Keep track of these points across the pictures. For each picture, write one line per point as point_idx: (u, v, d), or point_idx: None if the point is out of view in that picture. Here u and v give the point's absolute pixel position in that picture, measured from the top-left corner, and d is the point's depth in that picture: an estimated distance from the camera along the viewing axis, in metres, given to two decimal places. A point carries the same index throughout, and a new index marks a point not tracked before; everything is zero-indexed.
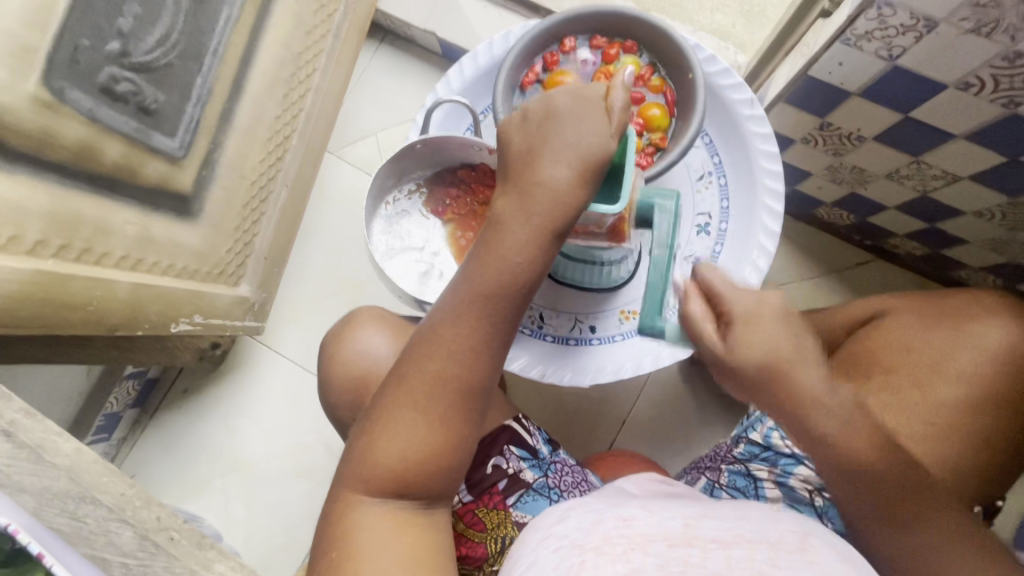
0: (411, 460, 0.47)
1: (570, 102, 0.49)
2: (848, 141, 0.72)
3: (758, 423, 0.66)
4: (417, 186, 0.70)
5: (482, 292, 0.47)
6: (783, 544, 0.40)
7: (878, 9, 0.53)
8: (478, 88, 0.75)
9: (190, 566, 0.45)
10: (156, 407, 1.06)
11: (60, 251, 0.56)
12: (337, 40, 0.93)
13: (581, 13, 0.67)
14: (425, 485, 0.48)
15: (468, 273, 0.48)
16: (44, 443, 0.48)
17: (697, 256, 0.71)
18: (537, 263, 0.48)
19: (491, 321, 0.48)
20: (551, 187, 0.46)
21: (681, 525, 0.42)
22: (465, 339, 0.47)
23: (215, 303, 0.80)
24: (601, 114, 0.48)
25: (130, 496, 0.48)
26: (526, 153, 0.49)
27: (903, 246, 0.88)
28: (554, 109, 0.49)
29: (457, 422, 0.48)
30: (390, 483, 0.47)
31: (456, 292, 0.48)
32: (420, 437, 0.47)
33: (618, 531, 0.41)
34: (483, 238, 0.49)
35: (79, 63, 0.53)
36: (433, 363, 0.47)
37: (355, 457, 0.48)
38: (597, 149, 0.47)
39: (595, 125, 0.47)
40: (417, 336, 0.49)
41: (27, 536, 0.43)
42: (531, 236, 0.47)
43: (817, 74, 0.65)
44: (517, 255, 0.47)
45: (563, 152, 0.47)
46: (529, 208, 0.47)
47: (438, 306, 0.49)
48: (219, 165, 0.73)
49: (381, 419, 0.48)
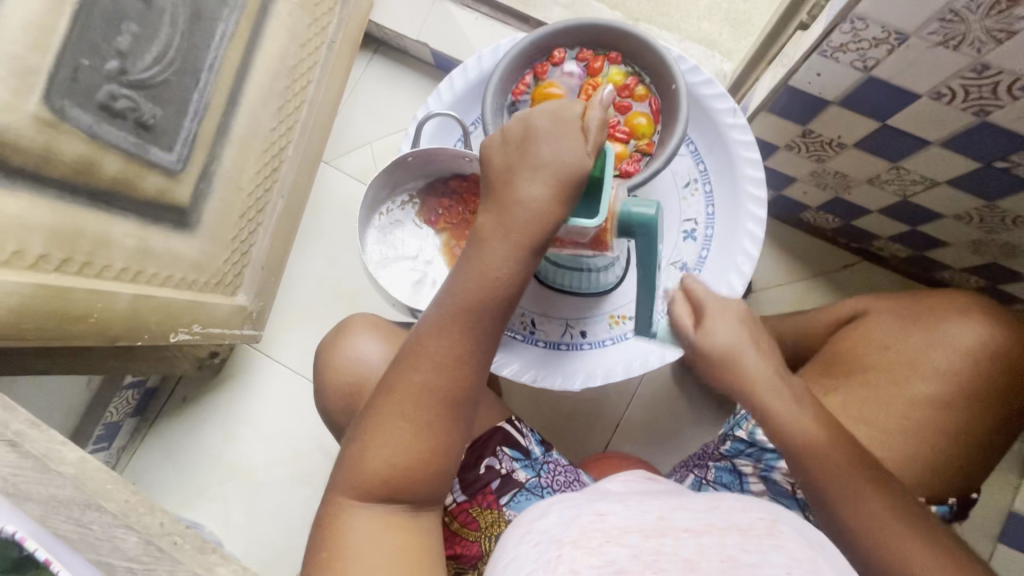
0: (398, 466, 0.49)
1: (547, 121, 0.50)
2: (829, 148, 0.74)
3: (744, 420, 0.66)
4: (410, 197, 0.71)
5: (465, 305, 0.49)
6: (750, 529, 0.42)
7: (851, 23, 0.55)
8: (468, 100, 0.76)
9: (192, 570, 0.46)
10: (155, 415, 1.07)
11: (61, 265, 0.57)
12: (331, 53, 0.95)
13: (568, 27, 0.69)
14: (414, 491, 0.50)
15: (451, 288, 0.50)
16: (49, 453, 0.51)
17: (684, 261, 0.73)
18: (516, 277, 0.50)
19: (474, 332, 0.49)
20: (529, 205, 0.49)
21: (655, 518, 0.44)
22: (450, 350, 0.49)
23: (213, 312, 0.82)
24: (578, 134, 0.49)
25: (134, 503, 0.50)
26: (507, 171, 0.51)
27: (887, 248, 0.90)
28: (532, 128, 0.50)
29: (444, 428, 0.49)
30: (379, 488, 0.49)
31: (439, 305, 0.50)
32: (407, 444, 0.49)
33: (594, 524, 0.43)
34: (465, 255, 0.51)
35: (78, 82, 0.55)
36: (419, 373, 0.49)
37: (346, 465, 0.50)
38: (571, 166, 0.48)
39: (571, 144, 0.49)
40: (405, 348, 0.51)
41: (32, 543, 0.42)
42: (510, 252, 0.49)
43: (797, 84, 0.67)
44: (497, 269, 0.49)
45: (539, 172, 0.49)
46: (507, 226, 0.49)
47: (422, 321, 0.51)
48: (216, 177, 0.74)
49: (370, 427, 0.49)
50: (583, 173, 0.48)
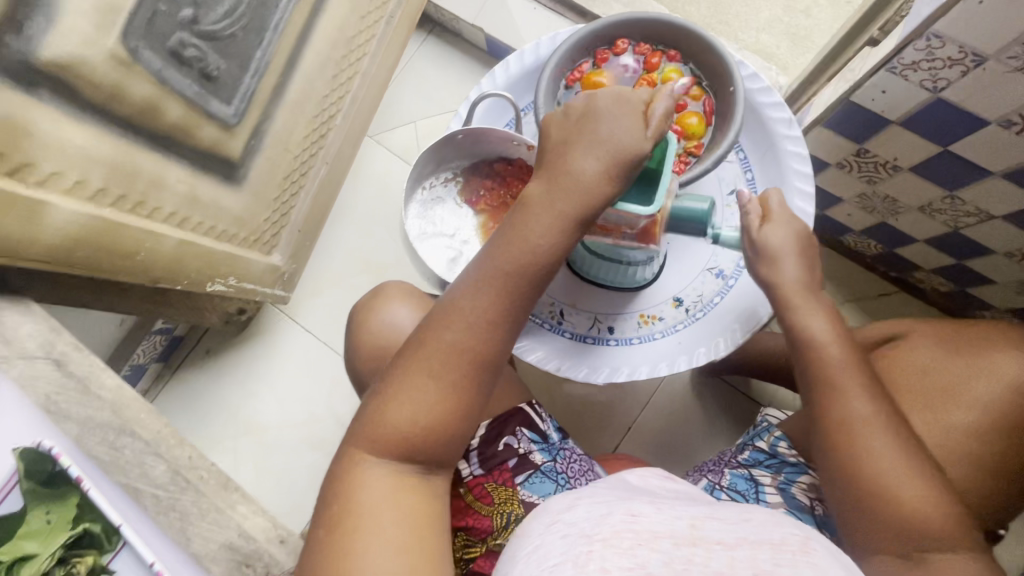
0: (420, 425, 0.49)
1: (611, 101, 0.51)
2: (883, 170, 0.73)
3: (764, 432, 0.67)
4: (453, 175, 0.72)
5: (505, 266, 0.49)
6: (786, 546, 0.43)
7: (927, 40, 0.53)
8: (521, 85, 0.76)
9: None
10: (179, 363, 1.09)
11: (117, 201, 0.59)
12: (388, 28, 0.96)
13: (629, 19, 0.69)
14: (433, 450, 0.50)
15: (491, 251, 0.50)
16: (90, 374, 0.56)
17: (721, 268, 0.72)
18: (556, 247, 0.50)
19: (511, 295, 0.50)
20: (578, 178, 0.49)
21: (688, 527, 0.46)
22: (484, 313, 0.50)
23: (249, 268, 0.83)
24: (642, 119, 0.50)
25: (166, 434, 0.57)
26: (562, 145, 0.51)
27: (928, 281, 0.88)
28: (595, 106, 0.51)
29: (469, 389, 0.50)
30: (400, 443, 0.49)
31: (480, 264, 0.51)
32: (430, 403, 0.49)
33: (627, 526, 0.44)
34: (508, 221, 0.51)
35: (153, 26, 0.56)
36: (450, 330, 0.50)
37: (367, 417, 0.51)
38: (632, 144, 0.49)
39: (634, 124, 0.49)
40: (438, 306, 0.51)
41: (66, 459, 0.51)
42: (554, 220, 0.49)
43: (859, 100, 0.64)
44: (540, 236, 0.49)
45: (595, 143, 0.49)
46: (555, 195, 0.49)
47: (457, 282, 0.52)
48: (266, 136, 0.76)
49: (395, 381, 0.50)
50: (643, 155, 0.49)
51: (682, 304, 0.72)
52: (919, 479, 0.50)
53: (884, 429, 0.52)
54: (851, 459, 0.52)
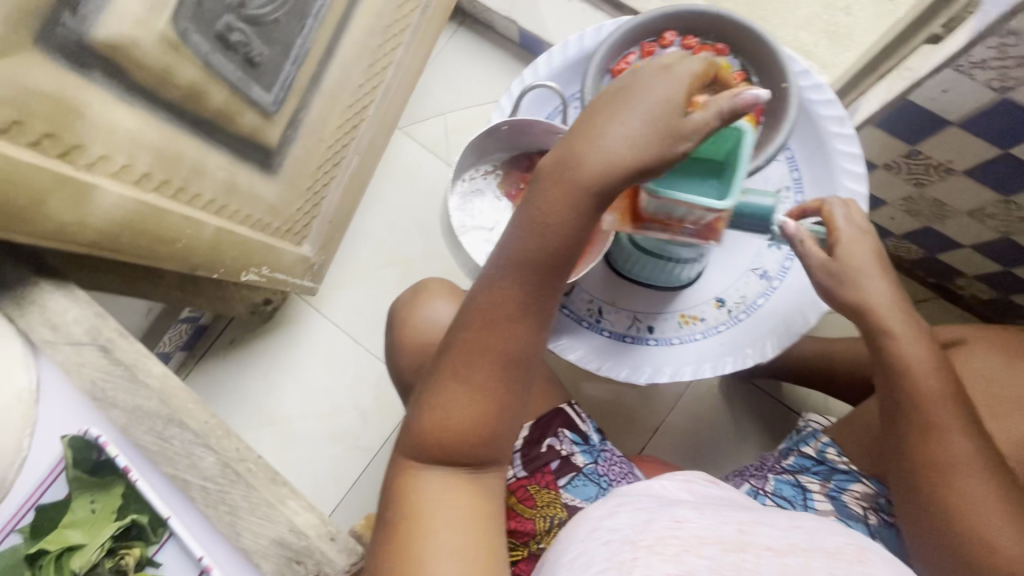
0: (456, 428, 0.48)
1: (654, 84, 0.43)
2: (934, 173, 0.71)
3: (811, 439, 0.67)
4: (494, 167, 0.71)
5: (524, 258, 0.46)
6: (843, 556, 0.43)
7: (1001, 37, 0.52)
8: (564, 77, 0.74)
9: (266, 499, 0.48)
10: (203, 352, 1.09)
11: (160, 186, 0.58)
12: (423, 18, 0.95)
13: (678, 11, 0.67)
14: (474, 451, 0.49)
15: (506, 244, 0.47)
16: (137, 362, 0.51)
17: (765, 268, 0.70)
18: (575, 228, 0.45)
19: (533, 285, 0.47)
20: (601, 154, 0.42)
21: (735, 531, 0.45)
22: (508, 310, 0.47)
23: (281, 259, 0.83)
24: (687, 90, 0.43)
25: (212, 425, 0.50)
26: (586, 125, 0.44)
27: (969, 287, 0.86)
28: (633, 87, 0.43)
29: (499, 387, 0.48)
30: (440, 449, 0.48)
31: (499, 256, 0.47)
32: (463, 404, 0.48)
33: (671, 532, 0.44)
34: (521, 208, 0.46)
35: (202, 8, 0.55)
36: (474, 329, 0.47)
37: (410, 425, 0.50)
38: (672, 117, 0.42)
39: (676, 93, 0.43)
40: (463, 306, 0.49)
41: (113, 448, 0.50)
42: (569, 202, 0.44)
43: (917, 99, 0.63)
44: (553, 220, 0.44)
45: (629, 114, 0.42)
46: (574, 174, 0.43)
47: (477, 281, 0.49)
48: (303, 124, 0.75)
49: (429, 385, 0.49)
50: (686, 132, 0.41)
51: (724, 304, 0.70)
52: (1014, 521, 0.50)
53: (982, 469, 0.51)
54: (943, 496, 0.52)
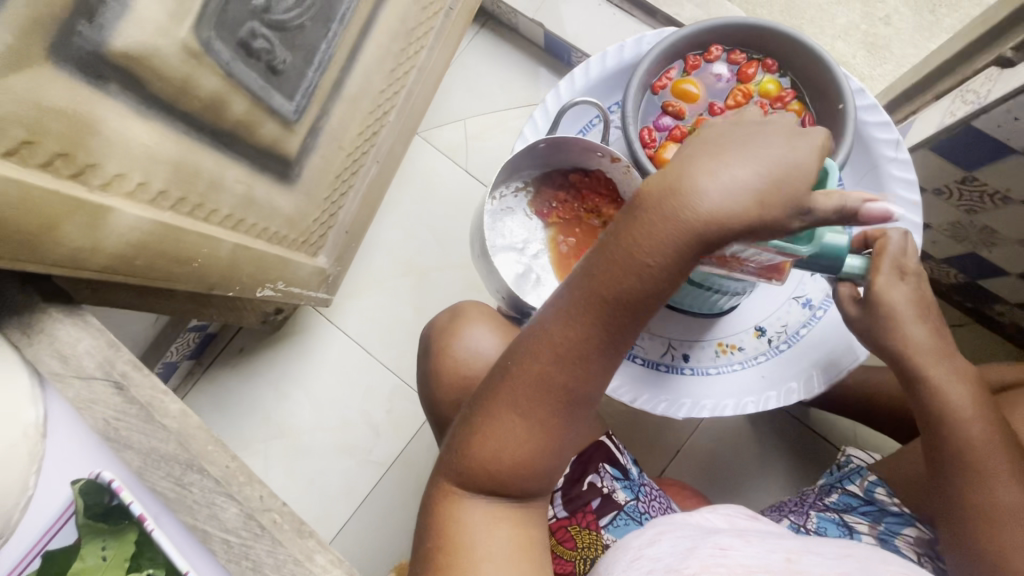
0: (508, 462, 0.46)
1: (781, 132, 0.41)
2: (988, 201, 0.67)
3: (857, 475, 0.64)
4: (524, 184, 0.67)
5: (604, 294, 0.42)
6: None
7: None
8: (601, 88, 0.70)
9: (294, 557, 0.43)
10: (210, 360, 1.05)
11: (177, 204, 0.54)
12: (447, 20, 0.91)
13: (727, 24, 0.64)
14: (521, 485, 0.47)
15: (587, 270, 0.43)
16: (153, 402, 0.47)
17: (808, 297, 0.67)
18: (670, 272, 0.41)
19: (611, 322, 0.43)
20: (706, 197, 0.38)
21: (783, 559, 0.43)
22: (577, 345, 0.44)
23: (296, 272, 0.79)
24: (814, 149, 0.40)
25: (234, 469, 0.45)
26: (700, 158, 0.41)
27: (1009, 315, 0.83)
28: (757, 131, 0.41)
29: (558, 423, 0.46)
30: (485, 478, 0.46)
31: (576, 283, 0.44)
32: (518, 439, 0.46)
33: (716, 560, 0.42)
34: (609, 233, 0.43)
35: (225, 14, 0.51)
36: (539, 362, 0.45)
37: (455, 446, 0.48)
38: (798, 178, 0.39)
39: (806, 151, 0.40)
40: (528, 329, 0.46)
41: (128, 494, 0.45)
42: (669, 242, 0.39)
43: (981, 125, 0.59)
44: (649, 257, 0.40)
45: (755, 162, 0.39)
46: (673, 214, 0.39)
47: (548, 303, 0.45)
48: (323, 133, 0.71)
49: (483, 411, 0.47)
50: (807, 199, 0.39)
51: (764, 334, 0.67)
52: None
53: None
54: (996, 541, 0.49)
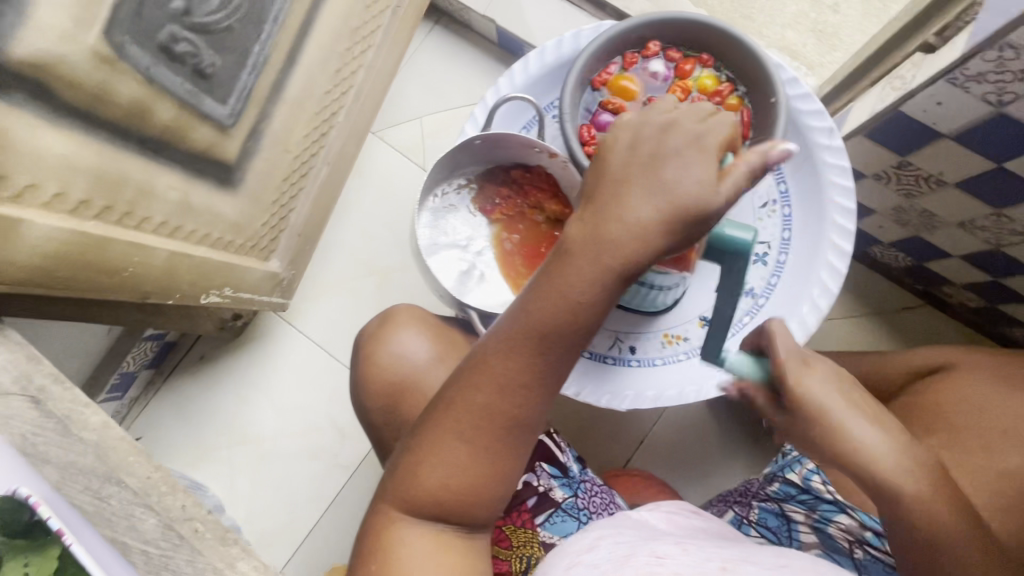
0: (452, 492, 0.44)
1: (683, 141, 0.41)
2: (924, 184, 0.68)
3: (797, 464, 0.64)
4: (467, 181, 0.67)
5: (544, 324, 0.42)
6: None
7: (999, 51, 0.48)
8: (542, 84, 0.70)
9: (213, 565, 0.46)
10: (171, 369, 1.04)
11: (102, 213, 0.53)
12: (394, 18, 0.90)
13: (662, 18, 0.64)
14: (467, 514, 0.45)
15: (528, 300, 0.43)
16: (72, 416, 0.50)
17: (751, 286, 0.67)
18: (600, 304, 0.42)
19: (551, 352, 0.43)
20: (630, 227, 0.40)
21: (718, 569, 0.42)
22: (518, 373, 0.43)
23: (245, 277, 0.78)
24: (714, 157, 0.40)
25: (156, 480, 0.49)
26: (618, 180, 0.42)
27: (958, 296, 0.84)
28: (664, 145, 0.41)
29: (504, 454, 0.45)
30: (429, 508, 0.45)
31: (513, 314, 0.43)
32: (464, 468, 0.44)
33: (653, 568, 0.41)
34: (546, 265, 0.43)
35: (140, 18, 0.50)
36: (482, 392, 0.43)
37: (397, 477, 0.46)
38: (697, 194, 0.40)
39: (703, 170, 0.40)
40: (468, 359, 0.45)
41: (46, 509, 0.41)
42: (601, 274, 0.41)
43: (908, 111, 0.60)
44: (580, 291, 0.41)
45: (652, 197, 0.40)
46: (601, 243, 0.41)
47: (489, 332, 0.45)
48: (264, 136, 0.70)
49: (427, 441, 0.45)
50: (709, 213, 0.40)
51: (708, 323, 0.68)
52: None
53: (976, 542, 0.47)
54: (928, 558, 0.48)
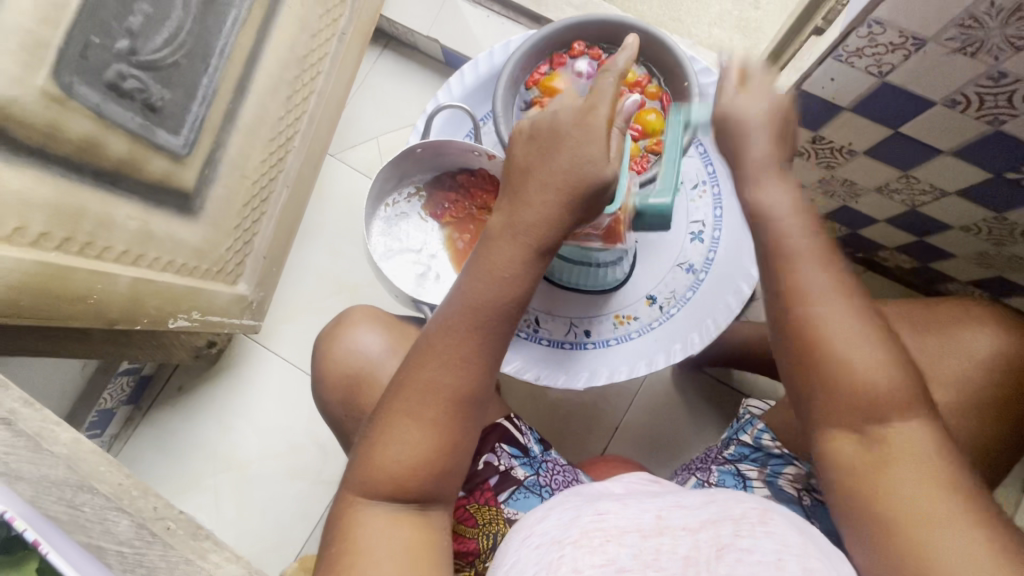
0: (407, 466, 0.47)
1: (574, 117, 0.46)
2: (839, 155, 0.74)
3: (749, 426, 0.68)
4: (416, 189, 0.71)
5: (477, 303, 0.48)
6: (745, 519, 0.43)
7: (868, 27, 0.54)
8: (479, 94, 0.76)
9: (185, 556, 0.50)
10: (150, 403, 1.06)
11: (62, 244, 0.56)
12: (341, 45, 0.94)
13: (579, 21, 0.69)
14: (423, 488, 0.48)
15: (463, 286, 0.48)
16: (42, 432, 0.52)
17: (691, 262, 0.72)
18: (525, 280, 0.48)
19: (486, 328, 0.48)
20: (538, 209, 0.47)
21: (654, 517, 0.45)
22: (459, 350, 0.48)
23: (212, 300, 0.81)
24: (604, 133, 0.46)
25: (127, 486, 0.53)
26: (524, 170, 0.48)
27: (893, 259, 0.89)
28: (558, 126, 0.47)
29: (454, 426, 0.48)
30: (388, 485, 0.47)
31: (450, 300, 0.49)
32: (415, 441, 0.47)
33: (595, 524, 0.44)
34: (476, 253, 0.49)
35: (87, 60, 0.54)
36: (427, 370, 0.48)
37: (358, 460, 0.49)
38: (592, 167, 0.45)
39: (594, 144, 0.45)
40: (416, 346, 0.50)
41: (22, 523, 0.42)
42: (521, 253, 0.47)
43: (809, 88, 0.66)
44: (507, 268, 0.47)
45: (552, 177, 0.46)
46: (516, 227, 0.48)
47: (432, 320, 0.50)
48: (221, 164, 0.73)
49: (382, 420, 0.48)
50: (603, 181, 0.45)
51: (655, 301, 0.72)
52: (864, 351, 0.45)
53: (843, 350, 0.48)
54: (851, 379, 0.45)
